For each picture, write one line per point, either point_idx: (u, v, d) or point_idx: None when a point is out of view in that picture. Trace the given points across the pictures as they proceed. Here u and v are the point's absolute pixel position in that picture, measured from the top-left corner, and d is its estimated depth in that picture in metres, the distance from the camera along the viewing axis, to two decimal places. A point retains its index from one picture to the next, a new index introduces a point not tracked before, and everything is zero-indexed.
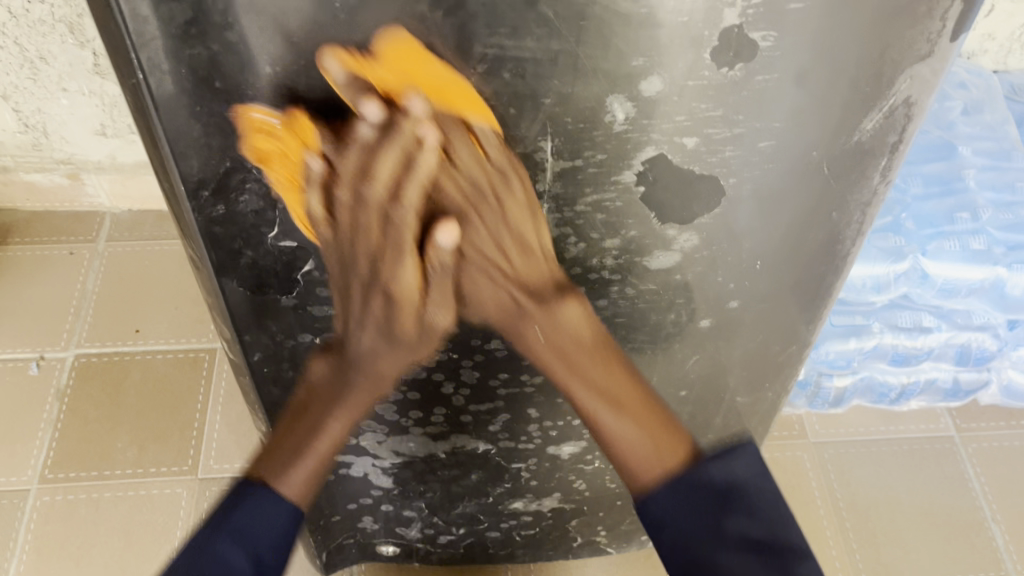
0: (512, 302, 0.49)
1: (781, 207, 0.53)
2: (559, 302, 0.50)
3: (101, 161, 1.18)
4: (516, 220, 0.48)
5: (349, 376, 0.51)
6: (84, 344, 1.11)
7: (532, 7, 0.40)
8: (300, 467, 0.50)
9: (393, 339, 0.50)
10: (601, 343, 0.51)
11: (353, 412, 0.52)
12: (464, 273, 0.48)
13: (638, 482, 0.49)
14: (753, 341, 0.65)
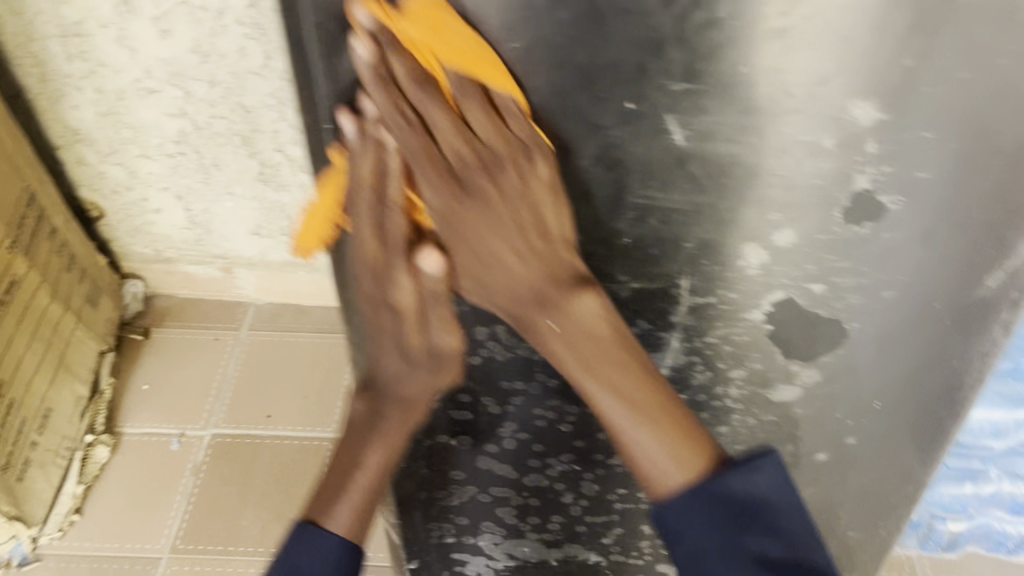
0: (526, 295, 0.48)
1: (901, 352, 0.56)
2: (572, 297, 0.48)
3: (253, 257, 1.30)
4: (536, 200, 0.45)
5: (379, 407, 0.55)
6: (221, 425, 1.20)
7: (682, 166, 0.46)
8: (344, 501, 0.55)
9: (408, 359, 0.53)
10: (621, 341, 0.49)
11: (386, 444, 0.56)
12: (472, 270, 0.48)
13: (661, 494, 0.49)
14: (868, 478, 0.67)
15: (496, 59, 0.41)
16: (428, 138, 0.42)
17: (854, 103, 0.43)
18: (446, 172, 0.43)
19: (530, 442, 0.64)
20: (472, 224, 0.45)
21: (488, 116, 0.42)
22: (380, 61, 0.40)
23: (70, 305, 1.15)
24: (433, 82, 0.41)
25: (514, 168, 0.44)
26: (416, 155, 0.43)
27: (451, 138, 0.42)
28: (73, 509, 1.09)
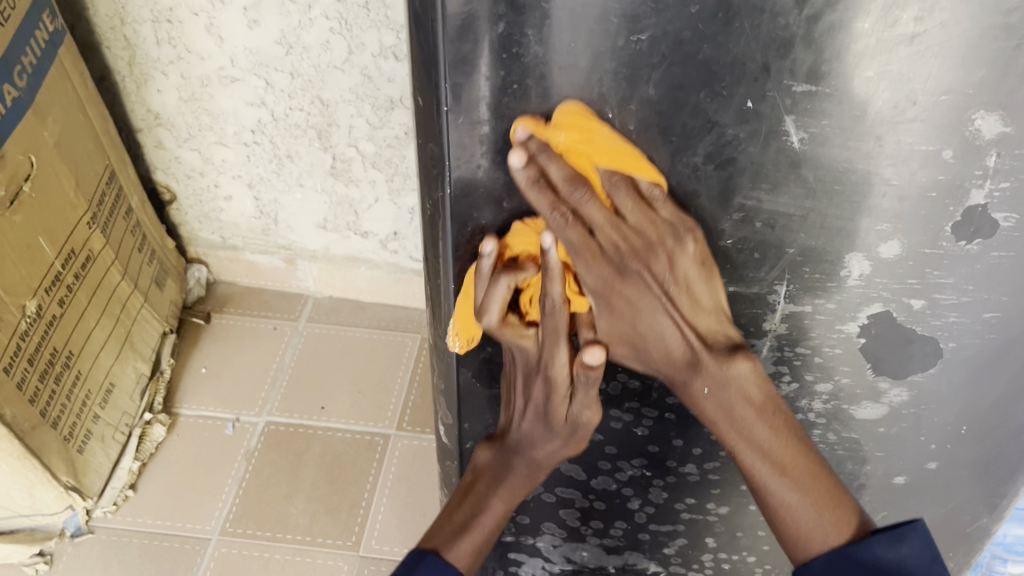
0: (682, 362, 0.51)
1: (995, 376, 0.55)
2: (728, 362, 0.50)
3: (317, 250, 1.31)
4: (685, 276, 0.49)
5: (512, 460, 0.60)
6: (275, 413, 1.21)
7: (794, 169, 0.45)
8: (467, 537, 0.59)
9: (547, 424, 0.57)
10: (773, 405, 0.51)
11: (511, 495, 0.61)
12: (630, 340, 0.51)
13: (806, 555, 0.50)
14: (945, 507, 0.65)
15: (643, 157, 0.45)
16: (586, 231, 0.46)
17: (979, 115, 0.42)
18: (602, 257, 0.47)
19: (604, 443, 0.64)
20: (632, 300, 0.49)
21: (638, 204, 0.46)
22: (539, 172, 0.44)
23: (139, 284, 1.18)
24: (587, 182, 0.45)
25: (664, 251, 0.47)
26: (575, 246, 0.47)
27: (606, 229, 0.46)
28: (128, 484, 1.10)
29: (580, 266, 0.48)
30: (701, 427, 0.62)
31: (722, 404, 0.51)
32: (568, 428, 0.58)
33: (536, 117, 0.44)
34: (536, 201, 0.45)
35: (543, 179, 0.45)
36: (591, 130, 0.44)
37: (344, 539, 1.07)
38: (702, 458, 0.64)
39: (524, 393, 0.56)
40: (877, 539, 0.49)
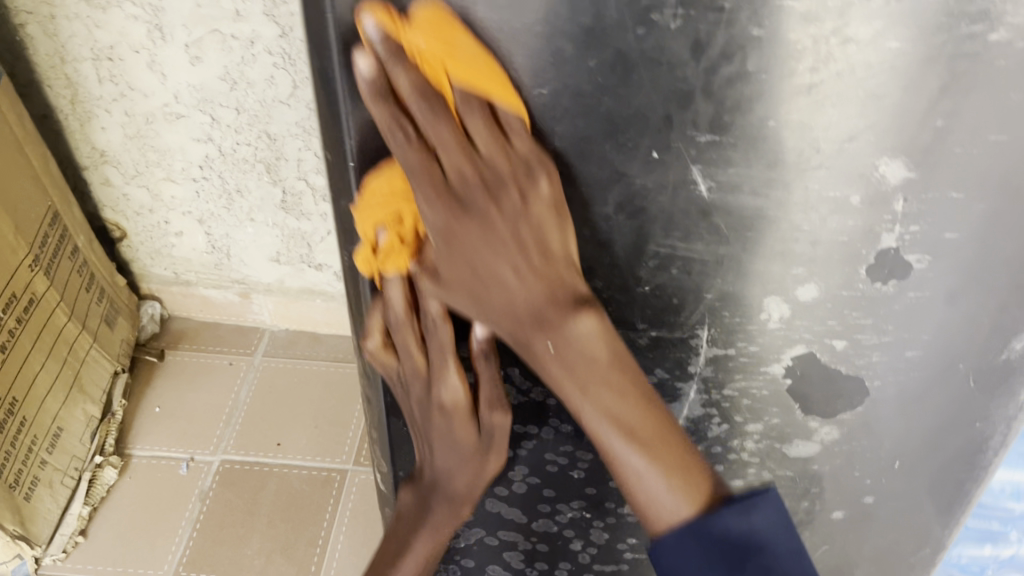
0: (525, 318, 0.45)
1: (923, 412, 0.55)
2: (572, 317, 0.45)
3: (271, 283, 1.30)
4: (537, 220, 0.43)
5: (429, 499, 0.59)
6: (230, 451, 1.19)
7: (705, 217, 0.45)
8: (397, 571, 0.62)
9: (457, 450, 0.56)
10: (620, 365, 0.46)
11: (435, 531, 0.61)
12: (476, 308, 0.46)
13: (659, 532, 0.46)
14: (885, 539, 0.65)
15: (503, 75, 0.40)
16: (431, 157, 0.41)
17: (883, 160, 0.42)
18: (445, 191, 0.41)
19: (541, 486, 0.63)
20: (471, 245, 0.43)
21: (490, 130, 0.41)
22: (380, 75, 0.38)
23: (87, 325, 1.16)
24: (439, 95, 0.39)
25: (516, 186, 0.42)
26: (416, 172, 0.41)
27: (453, 153, 0.40)
28: (78, 530, 1.08)
29: (421, 193, 0.42)
30: None
31: (572, 362, 0.46)
32: (476, 439, 0.56)
33: (387, 6, 0.37)
34: (376, 114, 0.40)
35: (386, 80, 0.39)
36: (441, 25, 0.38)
37: None
38: None
39: (419, 406, 0.55)
40: (727, 509, 0.44)
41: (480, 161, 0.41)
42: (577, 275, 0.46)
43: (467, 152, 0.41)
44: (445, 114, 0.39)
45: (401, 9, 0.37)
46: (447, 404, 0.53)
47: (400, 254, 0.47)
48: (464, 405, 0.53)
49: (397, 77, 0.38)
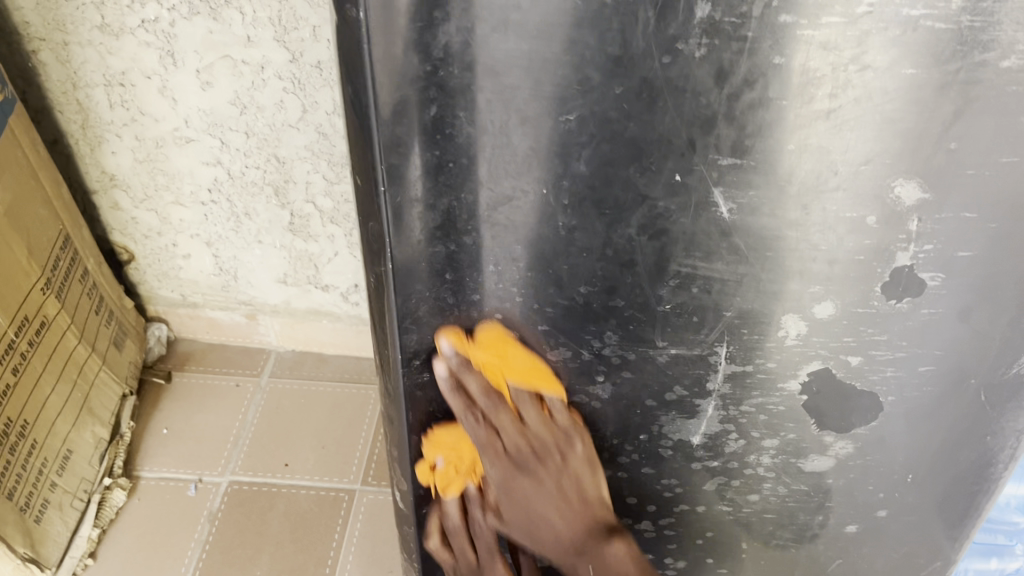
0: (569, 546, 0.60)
1: (936, 426, 0.56)
2: (605, 544, 0.59)
3: (277, 305, 1.31)
4: (576, 471, 0.59)
5: None
6: (238, 472, 1.19)
7: (725, 238, 0.46)
8: None
9: None
10: None
11: None
12: (530, 536, 0.61)
13: None
14: (897, 552, 0.66)
15: (551, 374, 0.55)
16: (494, 433, 0.56)
17: (898, 182, 0.44)
18: (504, 458, 0.57)
19: None
20: (524, 489, 0.59)
21: (537, 411, 0.56)
22: (455, 380, 0.55)
23: (97, 348, 1.17)
24: (499, 393, 0.55)
25: (558, 451, 0.58)
26: (483, 441, 0.57)
27: (512, 433, 0.56)
28: (87, 553, 1.08)
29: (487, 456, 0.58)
30: (654, 484, 0.61)
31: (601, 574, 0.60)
32: None
33: (459, 331, 0.53)
34: (453, 403, 0.55)
35: (462, 386, 0.55)
36: (502, 347, 0.54)
37: None
38: (656, 516, 0.63)
39: None
40: None
41: (531, 435, 0.57)
42: (609, 511, 0.61)
43: (521, 427, 0.56)
44: (504, 407, 0.55)
45: (470, 332, 0.53)
46: None
47: (457, 480, 0.61)
48: None
49: (470, 383, 0.54)
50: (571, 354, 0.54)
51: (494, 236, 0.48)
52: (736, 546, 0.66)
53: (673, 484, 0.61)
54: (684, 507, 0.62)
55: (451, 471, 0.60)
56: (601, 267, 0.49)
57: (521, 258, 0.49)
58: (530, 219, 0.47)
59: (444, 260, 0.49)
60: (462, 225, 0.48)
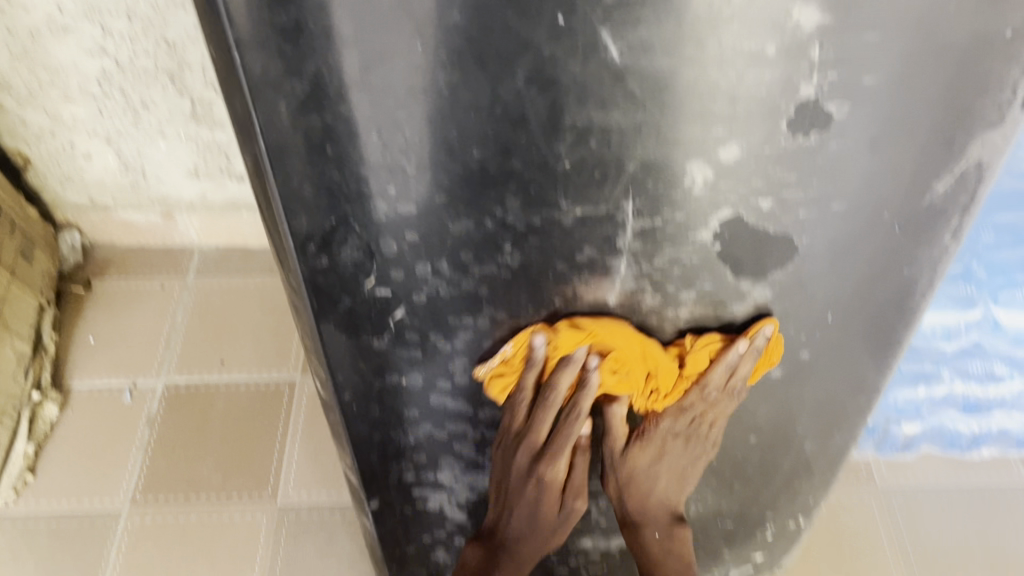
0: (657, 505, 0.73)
1: (852, 264, 0.55)
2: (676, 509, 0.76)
3: (193, 200, 1.25)
4: (695, 458, 0.71)
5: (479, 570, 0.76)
6: (173, 374, 1.17)
7: (620, 82, 0.43)
8: None
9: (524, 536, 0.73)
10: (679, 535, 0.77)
11: None
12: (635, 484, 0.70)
13: None
14: (822, 391, 0.67)
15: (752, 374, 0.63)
16: (703, 403, 0.64)
17: (796, 6, 0.40)
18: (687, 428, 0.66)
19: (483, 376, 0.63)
20: (672, 457, 0.68)
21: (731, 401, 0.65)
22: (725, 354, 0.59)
23: (2, 260, 1.10)
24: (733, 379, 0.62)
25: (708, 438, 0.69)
26: (692, 406, 0.64)
27: (706, 414, 0.65)
28: (26, 469, 1.06)
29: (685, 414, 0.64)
30: None
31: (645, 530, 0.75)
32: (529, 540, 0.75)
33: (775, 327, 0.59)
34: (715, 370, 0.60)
35: (728, 365, 0.60)
36: (770, 353, 0.61)
37: (260, 492, 1.06)
38: None
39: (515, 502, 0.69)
40: None
41: (710, 419, 0.66)
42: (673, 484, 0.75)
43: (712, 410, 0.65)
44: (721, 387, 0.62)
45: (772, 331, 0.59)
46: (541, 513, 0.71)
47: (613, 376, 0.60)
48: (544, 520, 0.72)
49: (729, 369, 0.60)
50: (474, 224, 0.51)
51: (372, 103, 0.44)
52: None
53: None
54: None
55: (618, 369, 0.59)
56: (491, 126, 0.45)
57: (405, 125, 0.45)
58: (408, 80, 0.43)
59: (322, 133, 0.46)
60: (335, 92, 0.43)
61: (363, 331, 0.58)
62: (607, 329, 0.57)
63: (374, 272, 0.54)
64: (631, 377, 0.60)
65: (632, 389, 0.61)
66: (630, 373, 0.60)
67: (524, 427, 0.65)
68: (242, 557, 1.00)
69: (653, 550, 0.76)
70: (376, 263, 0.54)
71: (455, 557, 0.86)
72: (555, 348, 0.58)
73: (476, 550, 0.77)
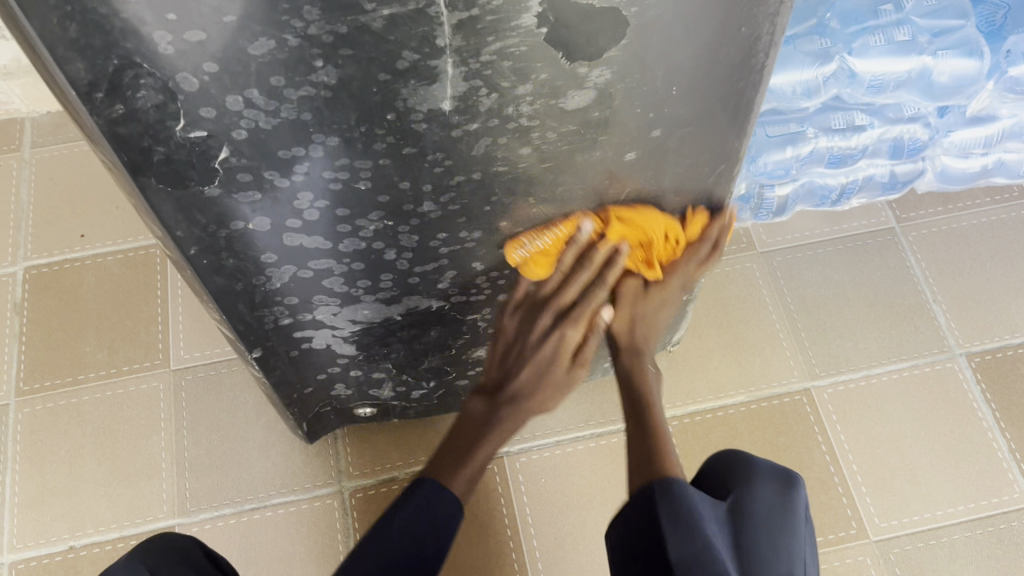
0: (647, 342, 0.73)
1: (688, 30, 0.52)
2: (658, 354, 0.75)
3: (7, 65, 1.13)
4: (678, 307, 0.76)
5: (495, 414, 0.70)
6: (31, 256, 1.10)
7: None
8: (463, 471, 0.67)
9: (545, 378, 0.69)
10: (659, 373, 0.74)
11: (496, 440, 0.70)
12: (632, 325, 0.72)
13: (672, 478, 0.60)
14: (681, 167, 0.66)
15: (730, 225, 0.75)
16: (704, 257, 0.73)
17: None
18: (689, 276, 0.73)
19: (333, 208, 0.60)
20: (667, 307, 0.74)
21: (716, 257, 0.74)
22: (719, 210, 0.73)
23: None
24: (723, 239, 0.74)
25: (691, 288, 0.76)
26: (701, 260, 0.73)
27: (704, 267, 0.74)
28: None
29: (691, 263, 0.72)
30: (421, 163, 0.57)
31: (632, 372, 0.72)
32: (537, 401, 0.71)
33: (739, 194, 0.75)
34: (712, 233, 0.72)
35: (719, 220, 0.73)
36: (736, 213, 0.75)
37: (152, 360, 1.03)
38: (437, 194, 0.60)
39: (536, 347, 0.68)
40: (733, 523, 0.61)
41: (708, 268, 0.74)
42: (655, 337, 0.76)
43: (707, 264, 0.74)
44: (717, 245, 0.73)
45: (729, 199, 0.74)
46: (554, 357, 0.69)
47: (635, 239, 0.68)
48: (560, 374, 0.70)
49: (723, 226, 0.73)
50: (275, 44, 0.46)
51: None
52: (524, 204, 0.64)
53: (441, 160, 0.57)
54: (460, 179, 0.59)
55: (636, 230, 0.68)
56: None
57: None
58: None
59: None
60: None
61: (188, 180, 0.54)
62: (637, 214, 0.68)
63: (180, 114, 0.49)
64: (651, 254, 0.70)
65: (648, 250, 0.70)
66: (656, 251, 0.70)
67: (556, 289, 0.68)
68: (145, 427, 0.99)
69: (649, 397, 0.70)
70: (180, 104, 0.48)
71: (355, 389, 0.87)
72: (598, 233, 0.67)
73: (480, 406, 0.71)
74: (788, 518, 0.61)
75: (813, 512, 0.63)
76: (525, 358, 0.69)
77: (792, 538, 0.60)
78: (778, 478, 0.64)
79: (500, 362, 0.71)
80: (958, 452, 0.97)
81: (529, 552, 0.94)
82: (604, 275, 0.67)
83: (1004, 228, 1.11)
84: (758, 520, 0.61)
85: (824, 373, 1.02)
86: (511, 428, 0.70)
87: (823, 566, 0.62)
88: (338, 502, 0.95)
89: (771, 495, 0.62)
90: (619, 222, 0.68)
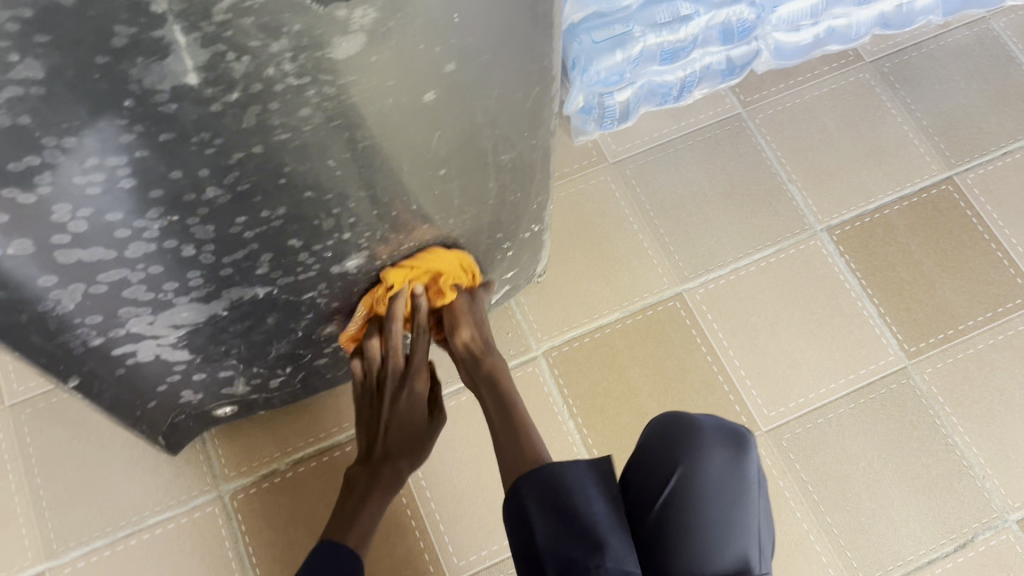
0: (481, 341, 0.81)
1: None
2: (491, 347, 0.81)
3: None
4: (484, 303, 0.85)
5: (377, 476, 0.77)
6: None
7: None
8: (354, 528, 0.74)
9: (409, 428, 0.78)
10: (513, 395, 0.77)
11: (384, 498, 0.77)
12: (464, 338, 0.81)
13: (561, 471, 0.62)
14: (491, 96, 0.61)
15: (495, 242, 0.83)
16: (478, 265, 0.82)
17: None
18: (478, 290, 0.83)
19: (101, 214, 0.52)
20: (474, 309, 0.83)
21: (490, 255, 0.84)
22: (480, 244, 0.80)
23: None
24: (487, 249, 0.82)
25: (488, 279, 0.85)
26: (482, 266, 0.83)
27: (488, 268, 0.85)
28: None
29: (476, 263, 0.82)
30: (186, 147, 0.50)
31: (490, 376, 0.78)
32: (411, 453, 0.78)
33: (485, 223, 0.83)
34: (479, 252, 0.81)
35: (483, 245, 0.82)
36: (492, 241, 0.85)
37: None
38: (218, 177, 0.53)
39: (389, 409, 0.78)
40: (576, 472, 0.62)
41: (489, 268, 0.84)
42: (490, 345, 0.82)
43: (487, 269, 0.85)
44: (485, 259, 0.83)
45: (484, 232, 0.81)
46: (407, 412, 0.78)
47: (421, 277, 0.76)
48: (415, 421, 0.78)
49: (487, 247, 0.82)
50: None
51: None
52: (325, 168, 0.57)
53: (210, 139, 0.50)
54: (240, 156, 0.52)
55: (416, 272, 0.76)
56: None
57: None
58: None
59: None
60: None
61: None
62: (427, 259, 0.75)
63: None
64: (438, 284, 0.78)
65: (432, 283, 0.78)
66: (443, 284, 0.78)
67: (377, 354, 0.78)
68: None
69: (503, 397, 0.76)
70: None
71: (206, 392, 0.80)
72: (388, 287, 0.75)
73: (359, 469, 0.78)
74: (737, 486, 0.67)
75: (761, 476, 0.68)
76: (387, 420, 0.78)
77: (739, 508, 0.66)
78: (728, 445, 0.69)
79: (366, 434, 0.79)
80: (832, 327, 0.98)
81: (429, 517, 0.90)
82: (417, 325, 0.77)
83: (846, 95, 1.10)
84: (706, 489, 0.67)
85: (693, 275, 1.00)
86: (392, 481, 0.78)
87: (771, 534, 0.66)
88: (220, 509, 0.89)
89: (722, 465, 0.68)
90: (411, 270, 0.75)
